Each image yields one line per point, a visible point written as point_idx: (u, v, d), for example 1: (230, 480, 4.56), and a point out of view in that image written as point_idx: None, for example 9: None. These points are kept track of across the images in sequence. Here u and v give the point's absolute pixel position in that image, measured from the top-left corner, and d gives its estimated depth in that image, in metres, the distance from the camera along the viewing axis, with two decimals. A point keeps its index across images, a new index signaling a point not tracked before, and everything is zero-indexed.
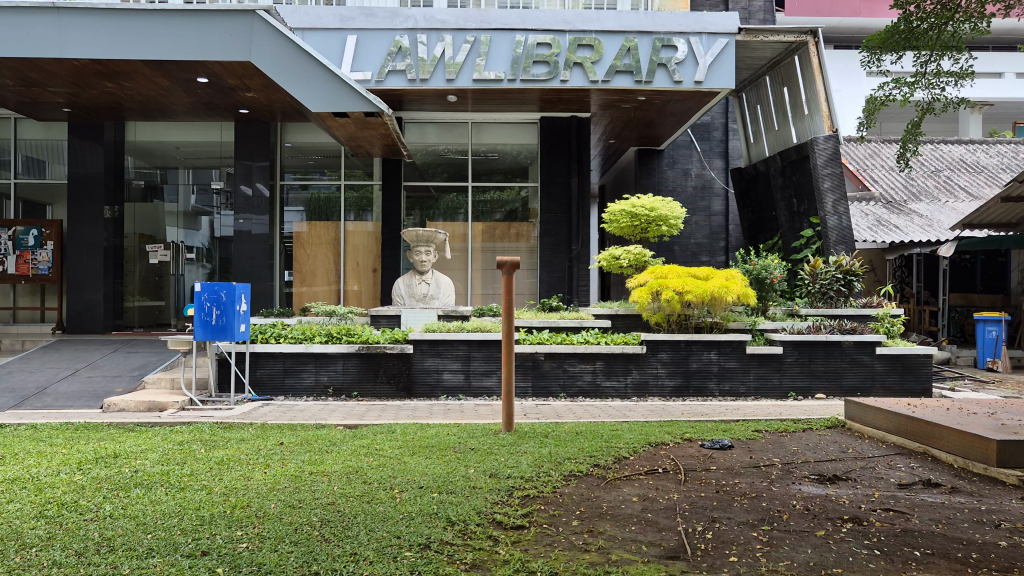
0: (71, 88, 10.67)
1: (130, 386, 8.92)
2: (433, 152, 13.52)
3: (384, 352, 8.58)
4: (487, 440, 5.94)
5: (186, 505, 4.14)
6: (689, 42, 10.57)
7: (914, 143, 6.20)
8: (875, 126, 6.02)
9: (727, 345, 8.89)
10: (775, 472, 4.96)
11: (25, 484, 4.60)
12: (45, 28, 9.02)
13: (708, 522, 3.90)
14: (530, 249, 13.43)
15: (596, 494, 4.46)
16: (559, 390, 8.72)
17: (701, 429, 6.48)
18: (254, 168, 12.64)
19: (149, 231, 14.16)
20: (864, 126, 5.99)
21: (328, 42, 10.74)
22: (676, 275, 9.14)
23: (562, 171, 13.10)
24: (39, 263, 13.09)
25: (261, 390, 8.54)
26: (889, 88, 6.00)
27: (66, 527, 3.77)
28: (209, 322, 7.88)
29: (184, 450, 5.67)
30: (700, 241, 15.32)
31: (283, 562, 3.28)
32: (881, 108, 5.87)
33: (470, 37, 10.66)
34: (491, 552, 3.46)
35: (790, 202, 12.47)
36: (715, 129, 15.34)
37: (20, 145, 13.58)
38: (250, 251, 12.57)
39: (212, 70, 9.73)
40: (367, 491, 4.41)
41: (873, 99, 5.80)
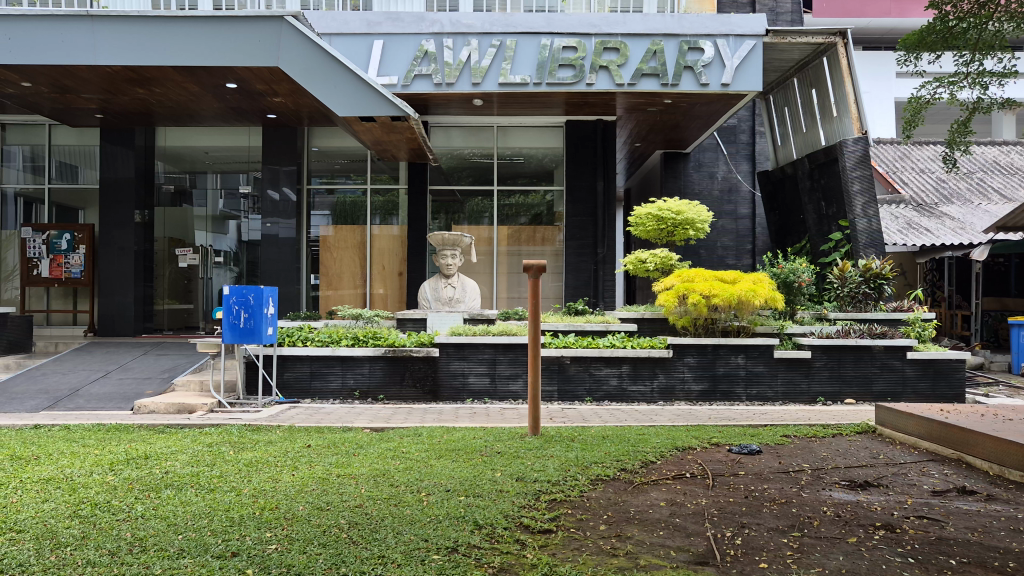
0: (103, 95, 10.83)
1: (160, 387, 9.04)
2: (458, 156, 13.58)
3: (409, 356, 8.59)
4: (514, 444, 5.94)
5: (216, 506, 4.17)
6: (715, 45, 10.50)
7: (968, 135, 6.10)
8: (920, 125, 5.98)
9: (754, 349, 8.83)
10: (804, 478, 4.91)
11: (59, 484, 4.67)
12: (78, 35, 9.16)
13: (737, 528, 3.87)
14: (555, 253, 13.43)
15: (623, 499, 4.44)
16: (585, 394, 8.70)
17: (729, 434, 6.42)
18: (281, 171, 12.79)
19: (178, 235, 14.29)
20: (909, 127, 5.96)
21: (354, 46, 10.82)
22: (703, 279, 9.08)
23: (587, 175, 13.09)
24: (72, 266, 13.32)
25: (288, 392, 8.60)
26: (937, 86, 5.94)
27: (100, 526, 3.82)
28: (237, 325, 7.95)
29: (214, 451, 5.73)
30: (726, 244, 15.25)
31: (312, 564, 3.30)
32: (925, 107, 5.84)
33: (495, 41, 10.68)
34: (518, 556, 3.46)
35: (819, 205, 12.37)
36: (741, 132, 15.21)
37: (54, 150, 13.83)
38: (277, 255, 12.68)
39: (241, 76, 9.84)
40: (394, 494, 4.42)
41: (916, 98, 5.80)
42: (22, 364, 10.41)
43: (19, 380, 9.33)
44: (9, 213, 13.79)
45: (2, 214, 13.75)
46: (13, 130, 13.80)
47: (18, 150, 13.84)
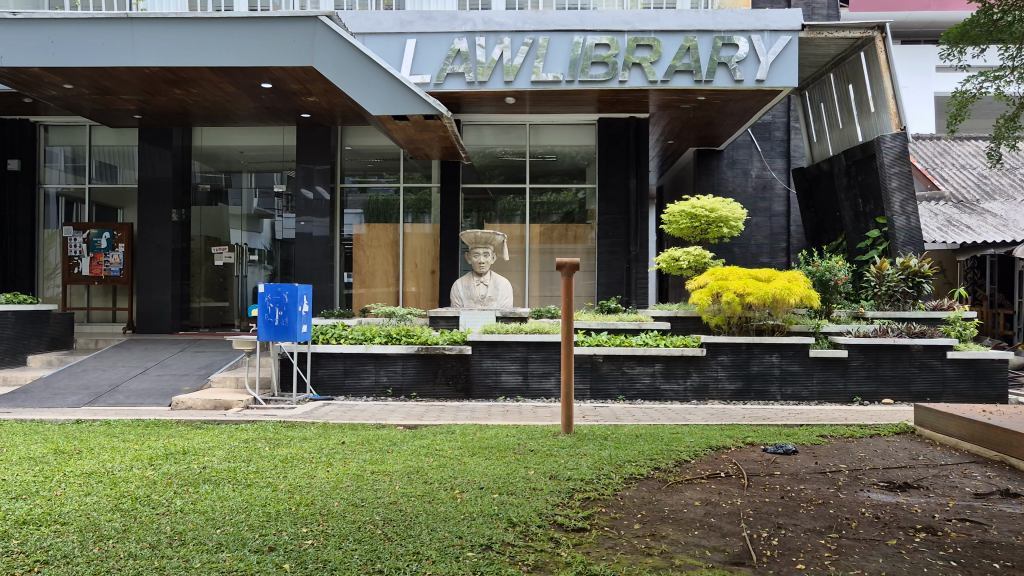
0: (142, 96, 11.01)
1: (197, 384, 9.17)
2: (490, 154, 13.62)
3: (442, 354, 8.63)
4: (547, 442, 5.93)
5: (253, 501, 4.23)
6: (750, 41, 10.42)
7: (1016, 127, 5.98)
8: (966, 120, 5.88)
9: (789, 348, 8.73)
10: (841, 479, 4.85)
11: (100, 478, 4.76)
12: (118, 37, 9.32)
13: (773, 528, 3.84)
14: (588, 251, 13.38)
15: (657, 498, 4.42)
16: (618, 393, 8.68)
17: (764, 433, 6.35)
18: (315, 171, 12.90)
19: (214, 234, 14.44)
20: (955, 122, 5.88)
21: (388, 46, 10.90)
22: (736, 277, 9.02)
23: (620, 172, 13.02)
24: (112, 265, 13.58)
25: (322, 390, 8.65)
26: (981, 79, 5.85)
27: (140, 520, 3.89)
28: (272, 323, 8.04)
29: (250, 447, 5.80)
30: (760, 242, 15.10)
31: (348, 559, 3.32)
32: (971, 101, 5.75)
33: (528, 39, 10.68)
34: (552, 554, 3.46)
35: (855, 201, 12.23)
36: (776, 129, 15.06)
37: (94, 151, 14.09)
38: (311, 253, 12.80)
39: (275, 76, 9.94)
40: (428, 491, 4.44)
41: (962, 92, 5.70)
42: (64, 360, 10.62)
43: (61, 375, 9.52)
44: (51, 212, 14.09)
45: (45, 213, 14.06)
46: (55, 131, 14.08)
47: (60, 151, 14.12)
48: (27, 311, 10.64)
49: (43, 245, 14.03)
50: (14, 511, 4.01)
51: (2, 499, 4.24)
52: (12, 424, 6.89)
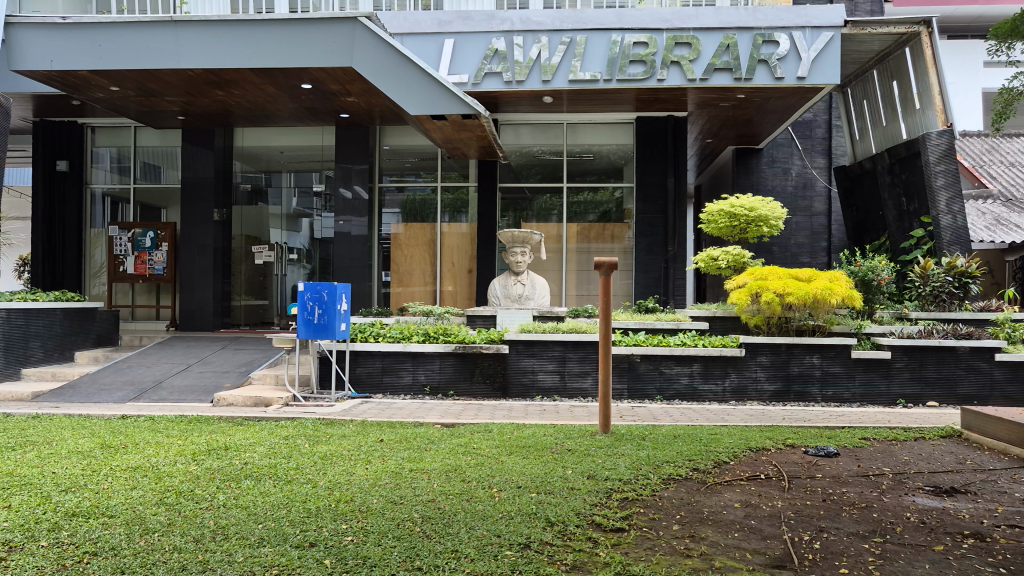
0: (185, 97, 11.20)
1: (238, 381, 9.31)
2: (528, 153, 13.61)
3: (480, 353, 8.66)
4: (585, 442, 5.91)
5: (293, 497, 4.28)
6: (791, 37, 10.28)
7: None
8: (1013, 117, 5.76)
9: (830, 349, 8.60)
10: (886, 482, 4.77)
11: (145, 472, 4.86)
12: (162, 39, 9.49)
13: (816, 532, 3.79)
14: (625, 250, 13.32)
15: (696, 499, 4.39)
16: (655, 393, 8.62)
17: (804, 435, 6.28)
18: (353, 170, 13.03)
19: (255, 234, 14.62)
20: (1001, 120, 5.76)
21: (425, 46, 10.97)
22: (777, 277, 8.92)
23: (657, 171, 12.96)
24: (155, 264, 13.87)
25: (360, 388, 8.72)
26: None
27: (185, 514, 3.96)
28: (312, 321, 8.13)
29: (290, 444, 5.87)
30: (800, 242, 14.89)
31: (388, 556, 3.35)
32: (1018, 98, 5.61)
33: (566, 38, 10.66)
34: (591, 554, 3.45)
35: (899, 200, 12.06)
36: (818, 126, 14.86)
37: (140, 152, 14.36)
38: (349, 251, 12.92)
39: (315, 76, 10.05)
40: (466, 489, 4.46)
41: (1008, 89, 5.56)
42: (110, 356, 10.86)
43: (107, 371, 9.74)
44: (98, 212, 14.39)
45: (92, 213, 14.38)
46: (101, 132, 14.38)
47: (106, 152, 14.41)
48: (75, 308, 10.91)
49: (89, 244, 14.34)
50: (65, 503, 4.11)
51: (53, 492, 4.34)
52: (60, 418, 7.06)
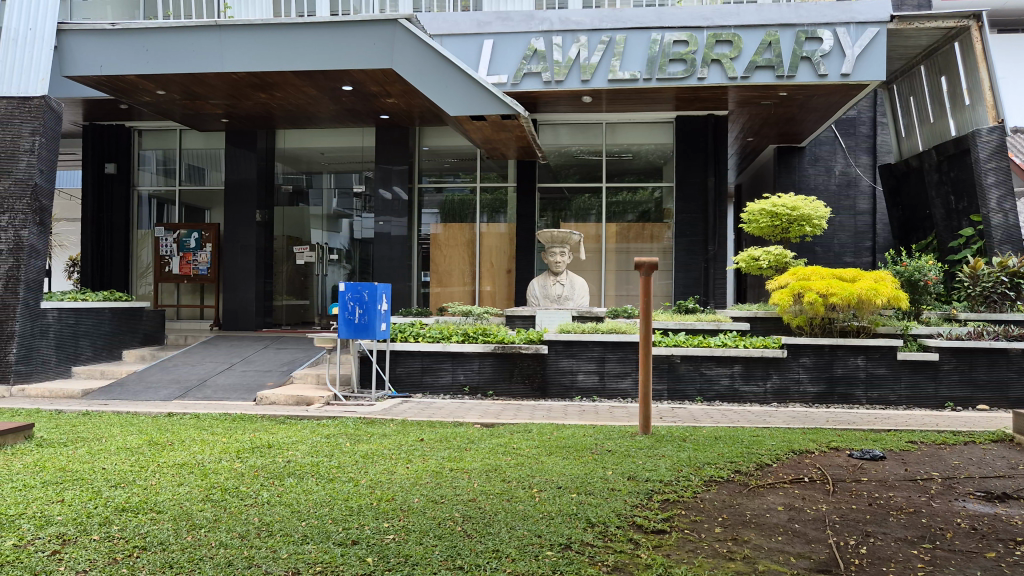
0: (229, 100, 11.37)
1: (280, 380, 9.43)
2: (566, 153, 13.57)
3: (519, 353, 8.65)
4: (625, 443, 5.88)
5: (336, 495, 4.32)
6: (835, 33, 10.13)
7: None
8: None
9: (875, 350, 8.45)
10: (934, 487, 4.67)
11: (191, 469, 4.94)
12: (207, 44, 9.65)
13: (862, 536, 3.72)
14: (664, 250, 13.23)
15: (738, 502, 4.34)
16: (696, 394, 8.55)
17: (849, 438, 6.19)
18: (393, 171, 13.12)
19: (296, 234, 14.74)
20: None
21: (465, 46, 11.02)
22: (819, 277, 8.81)
23: (698, 170, 12.82)
24: (199, 264, 14.25)
25: (400, 387, 8.78)
26: None
27: (230, 511, 4.02)
28: (352, 321, 8.20)
29: (331, 443, 5.93)
30: (843, 241, 14.66)
31: (428, 555, 3.37)
32: None
33: (605, 37, 10.62)
34: (632, 555, 3.43)
35: (947, 198, 11.84)
36: (862, 124, 14.67)
37: (185, 154, 14.59)
38: (389, 252, 13.02)
39: (356, 78, 10.14)
40: (506, 489, 4.47)
41: None
42: (157, 355, 11.07)
43: (153, 369, 9.94)
44: (144, 213, 14.69)
45: (139, 214, 14.68)
46: (148, 136, 14.67)
47: (152, 155, 14.70)
48: (123, 307, 11.14)
49: (135, 245, 14.65)
50: (114, 498, 4.20)
51: (103, 487, 4.44)
52: (109, 415, 7.23)
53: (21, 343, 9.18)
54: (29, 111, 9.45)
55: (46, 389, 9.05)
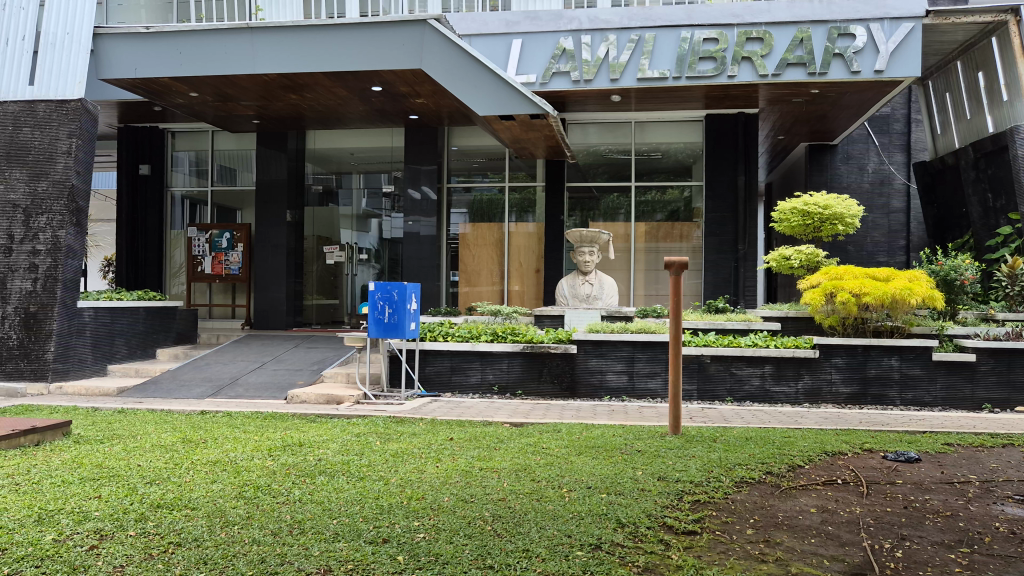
0: (260, 101, 11.49)
1: (310, 379, 9.51)
2: (595, 153, 13.53)
3: (548, 352, 8.64)
4: (655, 443, 5.85)
5: (366, 494, 4.35)
6: (868, 29, 9.98)
7: None
8: None
9: (910, 351, 8.32)
10: (972, 490, 4.59)
11: (224, 467, 5.00)
12: (240, 46, 9.76)
13: (897, 539, 3.67)
14: (693, 249, 13.18)
15: (769, 503, 4.29)
16: (726, 394, 8.50)
17: (883, 439, 6.11)
18: (422, 171, 13.17)
19: (326, 234, 14.86)
20: None
21: (494, 46, 11.03)
22: (853, 277, 8.70)
23: (728, 169, 12.74)
24: (231, 264, 14.34)
25: (429, 386, 8.83)
26: None
27: (263, 508, 4.06)
28: (382, 320, 8.23)
29: (361, 441, 5.97)
30: (877, 240, 14.47)
31: (459, 554, 3.37)
32: None
33: (634, 35, 10.58)
34: (664, 556, 3.41)
35: (984, 196, 11.68)
36: (896, 121, 14.47)
37: (217, 154, 14.77)
38: (418, 251, 13.09)
39: (386, 79, 10.20)
40: (536, 489, 4.45)
41: None
42: (189, 354, 11.19)
43: (186, 368, 10.07)
44: (177, 214, 14.91)
45: (172, 215, 14.90)
46: (181, 137, 14.86)
47: (185, 156, 14.89)
48: (157, 306, 11.29)
49: (169, 245, 14.88)
50: (149, 494, 4.26)
51: (139, 484, 4.51)
52: (144, 413, 7.34)
53: (59, 341, 9.34)
54: (67, 114, 9.61)
55: (82, 387, 9.20)
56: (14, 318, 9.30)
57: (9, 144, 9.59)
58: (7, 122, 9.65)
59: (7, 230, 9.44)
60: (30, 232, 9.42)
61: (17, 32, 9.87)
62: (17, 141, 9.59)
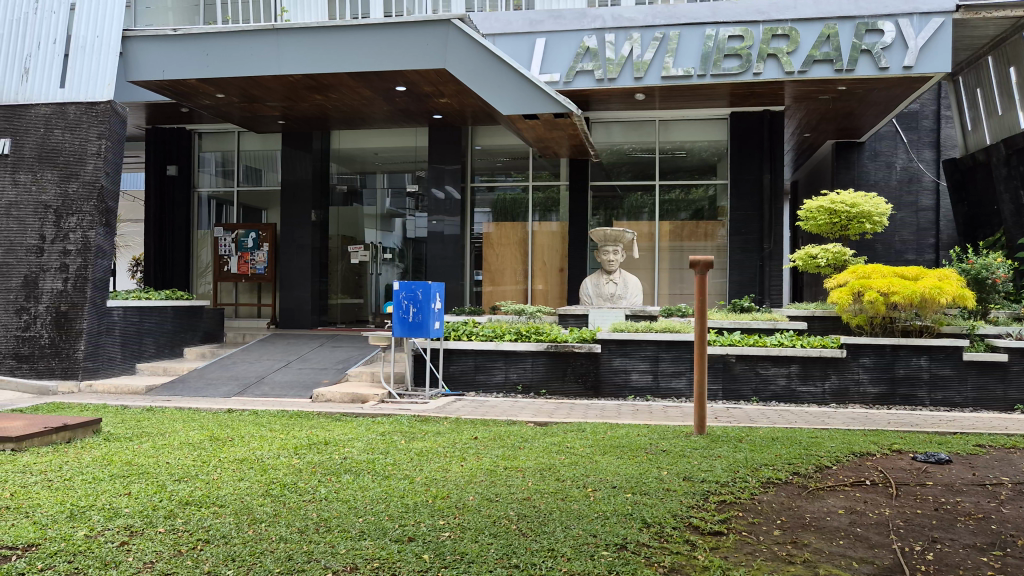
0: (286, 102, 11.58)
1: (335, 377, 9.57)
2: (619, 152, 13.49)
3: (572, 352, 8.62)
4: (679, 442, 5.81)
5: (392, 492, 4.36)
6: (897, 25, 9.86)
7: None
8: None
9: (940, 351, 8.21)
10: (1004, 492, 4.52)
11: (251, 464, 5.04)
12: (265, 47, 9.84)
13: (928, 542, 3.62)
14: (718, 248, 13.09)
15: (797, 504, 4.26)
16: (751, 394, 8.44)
17: (912, 440, 6.04)
18: (445, 171, 13.20)
19: (350, 234, 14.95)
20: None
21: (517, 46, 11.03)
22: (881, 276, 8.60)
23: (753, 167, 12.64)
24: (257, 263, 14.45)
25: (453, 385, 8.86)
26: None
27: (289, 506, 4.08)
28: (406, 319, 8.25)
29: (386, 440, 5.99)
30: (905, 238, 14.31)
31: (484, 552, 3.38)
32: None
33: (658, 33, 10.53)
34: (690, 557, 3.39)
35: (1018, 193, 11.57)
36: (924, 118, 14.36)
37: (242, 155, 14.88)
38: (442, 251, 13.16)
39: (409, 79, 10.22)
40: (561, 489, 4.44)
41: None
42: (216, 352, 11.30)
43: (213, 367, 10.17)
44: (204, 214, 15.05)
45: (198, 215, 15.04)
46: (207, 138, 15.00)
47: (211, 156, 15.02)
48: (185, 305, 11.41)
49: (196, 245, 15.03)
50: (178, 491, 4.31)
51: (167, 481, 4.56)
52: (172, 411, 7.42)
53: (89, 340, 9.47)
54: (97, 115, 9.74)
55: (111, 385, 9.32)
56: (46, 318, 9.44)
57: (42, 145, 9.75)
58: (38, 124, 9.80)
59: (39, 231, 9.58)
60: (60, 232, 9.56)
61: (48, 36, 10.06)
62: (49, 143, 9.74)
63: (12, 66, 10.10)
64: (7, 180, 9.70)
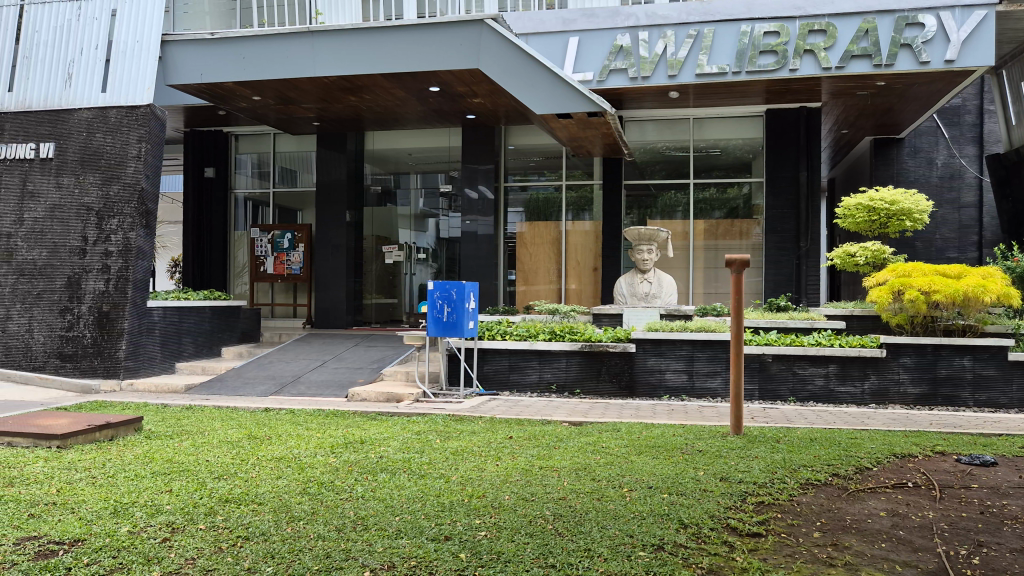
0: (320, 103, 11.68)
1: (370, 376, 9.64)
2: (652, 150, 13.42)
3: (606, 351, 8.59)
4: (716, 443, 5.76)
5: (428, 491, 4.37)
6: (938, 18, 9.69)
7: None
8: None
9: (983, 351, 8.04)
10: None
11: (289, 463, 5.09)
12: (301, 49, 9.94)
13: (974, 546, 3.55)
14: (753, 247, 12.93)
15: (837, 506, 4.20)
16: (789, 393, 8.34)
17: (955, 441, 5.92)
18: (478, 171, 13.23)
19: (384, 234, 14.99)
20: None
21: (551, 45, 11.04)
22: (921, 274, 8.47)
23: (789, 164, 12.51)
24: (292, 263, 14.61)
25: (488, 384, 8.88)
26: None
27: (326, 504, 4.12)
28: (441, 319, 8.27)
29: (421, 439, 6.00)
30: (946, 236, 14.05)
31: (521, 552, 3.38)
32: None
33: (692, 30, 10.45)
34: (728, 559, 3.36)
35: None
36: (966, 113, 14.06)
37: (278, 157, 15.05)
38: (475, 251, 13.20)
39: (443, 79, 10.26)
40: (597, 489, 4.42)
41: None
42: (252, 352, 11.44)
43: (251, 366, 10.31)
44: (240, 215, 15.25)
45: (235, 216, 15.24)
46: (244, 140, 15.18)
47: (247, 158, 15.21)
48: (222, 305, 11.56)
49: (233, 246, 15.24)
50: (218, 489, 4.36)
51: (207, 478, 4.63)
52: (211, 409, 7.52)
53: (130, 339, 9.64)
54: (138, 118, 9.89)
55: (151, 384, 9.48)
56: (89, 318, 9.62)
57: (84, 149, 9.93)
58: (81, 129, 9.99)
59: (81, 233, 9.77)
60: (103, 234, 9.74)
61: (90, 42, 10.22)
62: (91, 147, 9.92)
63: (56, 70, 10.28)
64: (51, 183, 9.90)
